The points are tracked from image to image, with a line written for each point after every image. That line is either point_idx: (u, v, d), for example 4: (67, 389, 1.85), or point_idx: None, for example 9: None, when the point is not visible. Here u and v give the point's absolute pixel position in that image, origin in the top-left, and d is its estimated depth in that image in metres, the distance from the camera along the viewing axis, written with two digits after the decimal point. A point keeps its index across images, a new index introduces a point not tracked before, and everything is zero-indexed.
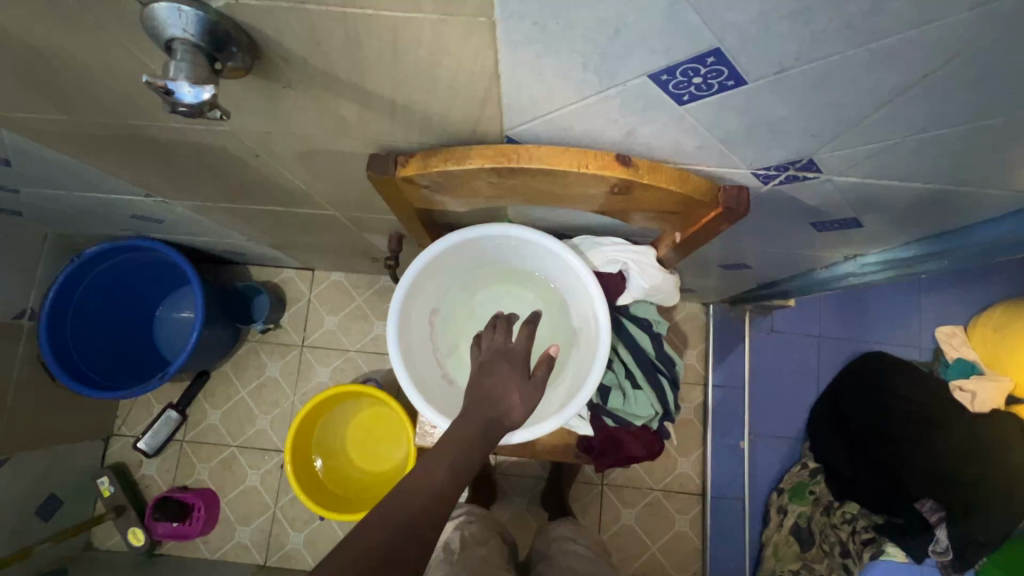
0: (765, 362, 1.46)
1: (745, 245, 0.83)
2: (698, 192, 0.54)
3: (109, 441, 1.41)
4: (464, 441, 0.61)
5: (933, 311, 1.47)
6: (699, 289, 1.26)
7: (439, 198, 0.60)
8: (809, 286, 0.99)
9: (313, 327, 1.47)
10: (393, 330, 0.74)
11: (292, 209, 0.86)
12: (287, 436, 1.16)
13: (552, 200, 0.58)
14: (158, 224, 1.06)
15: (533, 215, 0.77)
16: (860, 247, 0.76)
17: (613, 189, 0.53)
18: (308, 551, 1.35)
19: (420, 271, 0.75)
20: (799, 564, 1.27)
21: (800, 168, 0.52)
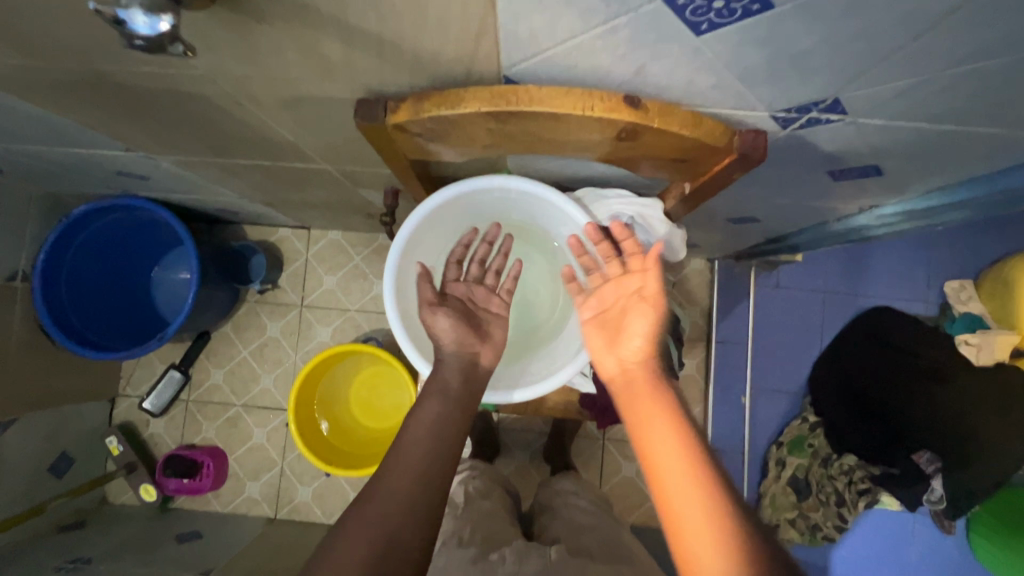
0: (770, 317, 1.45)
1: (755, 196, 0.79)
2: (713, 137, 0.50)
3: (115, 401, 1.42)
4: (464, 388, 0.65)
5: (943, 265, 1.44)
6: (705, 244, 1.23)
7: (433, 147, 0.56)
8: (821, 240, 0.96)
9: (312, 286, 1.45)
10: (391, 299, 0.72)
11: (282, 163, 0.82)
12: (290, 396, 1.16)
13: (554, 148, 0.54)
14: (144, 181, 1.02)
15: (534, 166, 0.73)
16: (878, 196, 0.73)
17: (621, 134, 0.49)
18: (317, 504, 1.39)
19: (412, 236, 0.72)
20: (794, 512, 1.32)
21: (823, 109, 0.47)
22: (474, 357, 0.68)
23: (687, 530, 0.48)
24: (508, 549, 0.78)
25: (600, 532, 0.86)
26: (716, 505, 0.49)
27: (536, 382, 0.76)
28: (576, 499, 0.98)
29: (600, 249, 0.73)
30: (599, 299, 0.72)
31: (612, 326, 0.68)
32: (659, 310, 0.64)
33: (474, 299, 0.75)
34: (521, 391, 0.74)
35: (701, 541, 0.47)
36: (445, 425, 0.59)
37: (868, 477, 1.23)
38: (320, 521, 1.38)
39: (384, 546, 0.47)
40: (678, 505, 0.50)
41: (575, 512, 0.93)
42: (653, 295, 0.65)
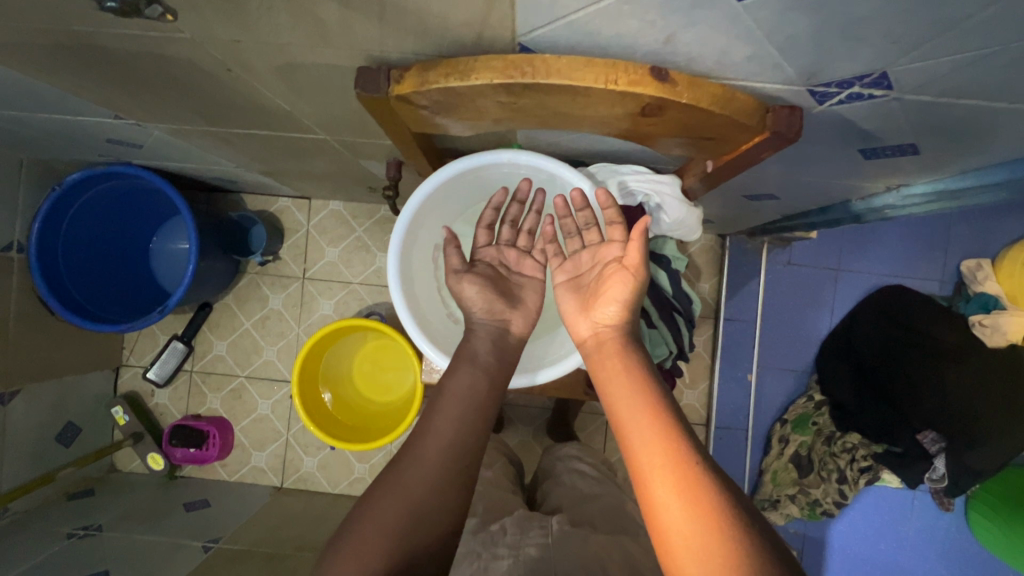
0: (780, 295, 1.42)
1: (777, 173, 0.75)
2: (744, 113, 0.46)
3: (119, 371, 1.43)
4: (497, 360, 0.63)
5: (960, 243, 1.40)
6: (716, 220, 1.19)
7: (439, 120, 0.53)
8: (840, 219, 0.92)
9: (314, 258, 1.43)
10: (397, 291, 0.67)
11: (279, 133, 0.78)
12: (294, 369, 1.15)
13: (568, 122, 0.50)
14: (137, 149, 0.98)
15: (545, 141, 0.68)
16: (907, 175, 0.69)
17: (644, 109, 0.45)
18: (322, 474, 1.40)
19: (412, 221, 0.67)
20: (796, 488, 1.30)
21: (867, 84, 0.43)
22: (506, 324, 0.65)
23: (660, 502, 0.45)
24: (508, 520, 0.77)
25: (605, 503, 0.86)
26: (692, 476, 0.45)
27: (557, 361, 0.74)
28: (581, 469, 0.98)
29: (579, 216, 0.68)
30: (578, 269, 0.67)
31: (587, 291, 0.64)
32: (637, 277, 0.59)
33: (505, 263, 0.70)
34: (544, 372, 0.73)
35: (676, 513, 0.44)
36: (477, 399, 0.58)
37: (870, 455, 1.21)
38: (326, 491, 1.40)
39: (412, 524, 0.48)
40: (651, 474, 0.46)
41: (580, 483, 0.92)
42: (631, 262, 0.59)
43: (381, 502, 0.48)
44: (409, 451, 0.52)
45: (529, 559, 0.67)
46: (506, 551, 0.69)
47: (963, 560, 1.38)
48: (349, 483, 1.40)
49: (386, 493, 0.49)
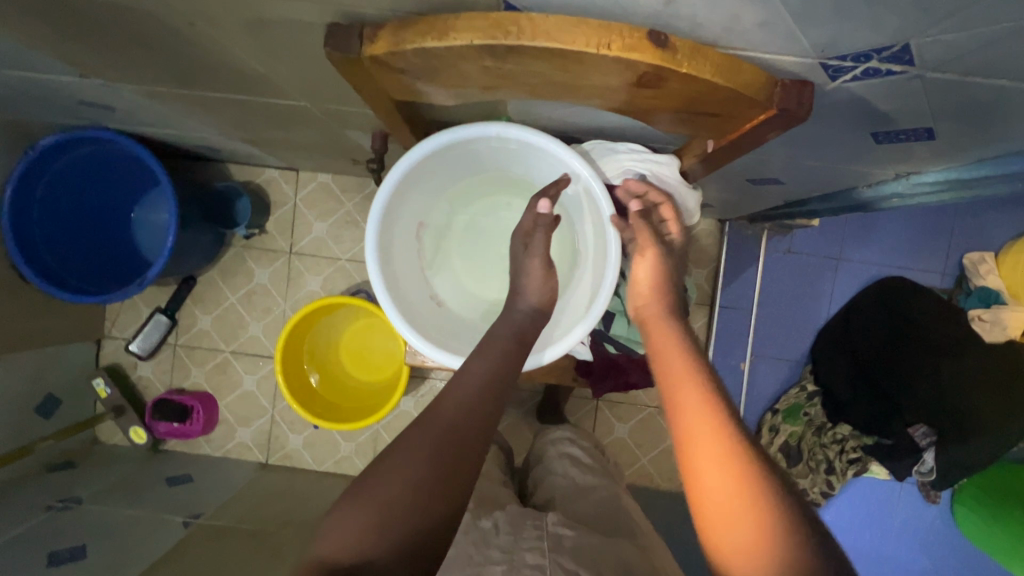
0: (778, 283, 1.38)
1: (782, 157, 0.71)
2: (750, 87, 0.42)
3: (101, 343, 1.40)
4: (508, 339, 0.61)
5: (965, 235, 1.36)
6: (716, 204, 1.15)
7: (421, 86, 0.48)
8: (844, 207, 0.89)
9: (301, 232, 1.38)
10: (378, 274, 0.62)
11: (256, 99, 0.73)
12: (278, 346, 1.12)
13: (561, 93, 0.46)
14: (110, 112, 0.93)
15: (538, 115, 0.64)
16: (918, 163, 0.65)
17: (641, 79, 0.41)
18: (307, 452, 1.39)
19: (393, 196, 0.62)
20: None
21: (886, 58, 0.39)
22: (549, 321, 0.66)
23: (699, 467, 0.47)
24: (502, 519, 0.74)
25: (595, 496, 0.84)
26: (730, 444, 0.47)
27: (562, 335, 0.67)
28: (569, 455, 0.96)
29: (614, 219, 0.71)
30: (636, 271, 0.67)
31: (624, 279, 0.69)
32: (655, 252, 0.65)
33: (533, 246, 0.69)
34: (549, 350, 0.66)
35: (715, 475, 0.46)
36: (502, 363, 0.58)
37: (859, 447, 1.20)
38: (310, 468, 1.39)
39: (441, 468, 0.47)
40: (693, 439, 0.48)
41: (570, 472, 0.90)
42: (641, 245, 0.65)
43: (392, 452, 0.49)
44: (426, 413, 0.52)
45: (527, 565, 0.63)
46: (501, 556, 0.65)
47: (946, 553, 1.39)
48: (335, 461, 1.39)
49: (396, 446, 0.49)
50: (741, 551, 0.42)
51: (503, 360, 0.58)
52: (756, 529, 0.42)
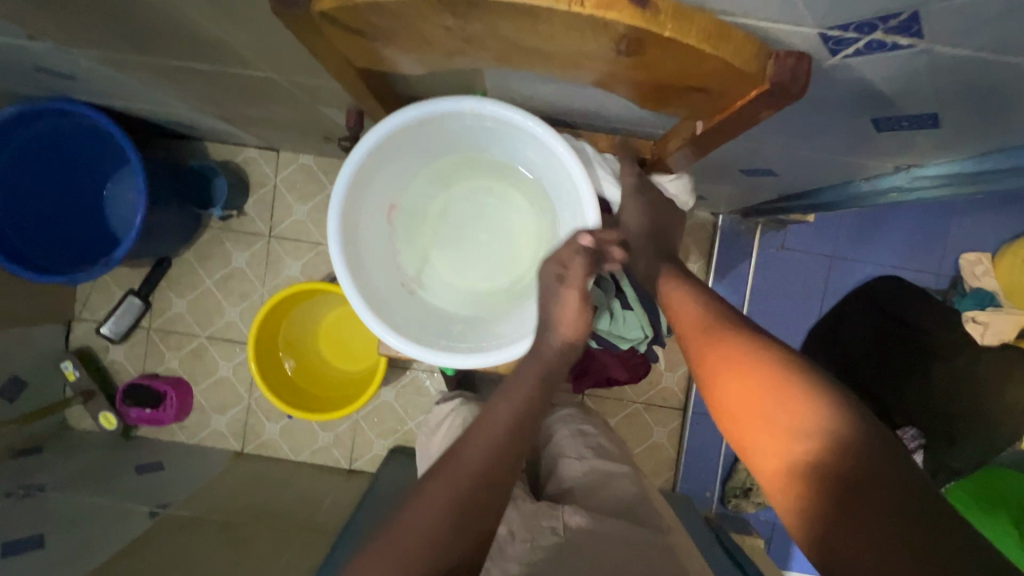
0: (771, 279, 1.35)
1: (778, 144, 0.67)
2: (740, 57, 0.38)
3: (72, 325, 1.35)
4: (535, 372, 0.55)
5: (962, 235, 1.33)
6: (709, 197, 1.11)
7: (384, 49, 0.44)
8: (841, 201, 0.85)
9: (281, 215, 1.33)
10: (338, 254, 0.58)
11: (220, 69, 0.69)
12: (250, 331, 1.08)
13: (534, 61, 0.42)
14: (71, 81, 0.87)
15: (517, 90, 0.59)
16: (921, 154, 0.61)
17: (621, 44, 0.37)
18: (284, 441, 1.35)
19: (357, 175, 0.58)
20: None
21: (892, 29, 0.35)
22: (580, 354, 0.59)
23: (730, 397, 0.48)
24: (513, 517, 0.70)
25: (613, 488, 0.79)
26: (756, 357, 0.48)
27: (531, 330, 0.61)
28: (584, 433, 0.92)
29: None
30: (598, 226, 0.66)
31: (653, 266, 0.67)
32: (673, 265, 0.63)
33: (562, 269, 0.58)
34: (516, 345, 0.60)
35: (748, 394, 0.47)
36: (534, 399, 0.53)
37: None
38: (286, 458, 1.35)
39: (462, 517, 0.44)
40: (718, 371, 0.50)
41: (585, 457, 0.86)
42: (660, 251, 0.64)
43: (414, 502, 0.45)
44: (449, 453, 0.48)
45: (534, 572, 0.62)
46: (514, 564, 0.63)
47: None
48: (312, 452, 1.35)
49: (420, 493, 0.45)
50: (794, 454, 0.43)
51: (531, 395, 0.53)
52: (801, 426, 0.43)
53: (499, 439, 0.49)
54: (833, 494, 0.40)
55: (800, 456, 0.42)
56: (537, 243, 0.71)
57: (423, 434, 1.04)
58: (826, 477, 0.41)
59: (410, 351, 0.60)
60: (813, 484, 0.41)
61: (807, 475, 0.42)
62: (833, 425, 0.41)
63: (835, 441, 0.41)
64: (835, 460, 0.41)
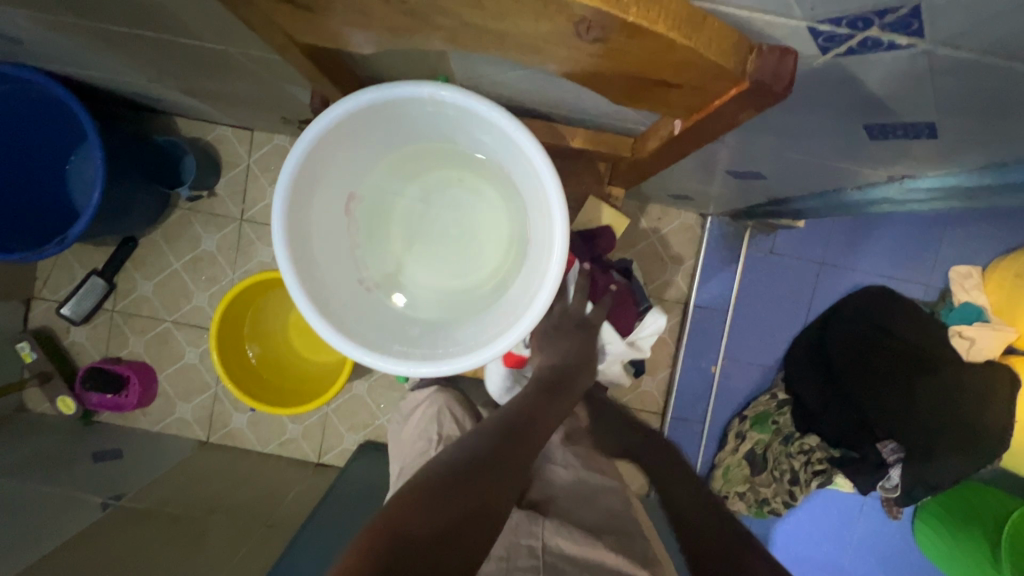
0: (756, 284, 1.31)
1: (765, 147, 0.63)
2: (717, 49, 0.34)
3: (31, 303, 1.29)
4: (553, 376, 0.72)
5: (953, 248, 1.30)
6: (695, 198, 1.07)
7: (324, 21, 0.39)
8: (830, 209, 0.81)
9: (253, 198, 1.28)
10: (281, 248, 0.53)
11: (169, 40, 0.63)
12: (213, 319, 1.03)
13: (488, 44, 0.38)
14: (17, 44, 0.81)
15: (484, 77, 0.55)
16: (915, 165, 0.58)
17: (581, 30, 0.33)
18: (251, 432, 1.31)
19: (306, 163, 0.53)
20: (746, 486, 1.26)
21: (889, 24, 0.31)
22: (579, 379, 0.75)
23: None
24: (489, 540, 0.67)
25: (586, 503, 0.77)
26: None
27: (491, 340, 0.56)
28: (559, 447, 0.88)
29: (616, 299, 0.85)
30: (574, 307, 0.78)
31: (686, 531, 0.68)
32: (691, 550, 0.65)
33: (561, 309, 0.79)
34: (469, 357, 0.55)
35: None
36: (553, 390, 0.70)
37: (825, 459, 1.16)
38: (253, 449, 1.31)
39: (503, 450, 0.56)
40: None
41: (573, 465, 0.84)
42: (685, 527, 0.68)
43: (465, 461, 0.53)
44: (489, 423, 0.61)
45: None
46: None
47: (904, 570, 1.36)
48: (280, 443, 1.31)
49: (470, 460, 0.53)
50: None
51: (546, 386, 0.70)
52: None
53: (519, 429, 0.61)
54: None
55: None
56: (507, 243, 0.66)
57: (394, 424, 0.99)
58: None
59: (358, 357, 0.56)
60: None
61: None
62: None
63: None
64: None
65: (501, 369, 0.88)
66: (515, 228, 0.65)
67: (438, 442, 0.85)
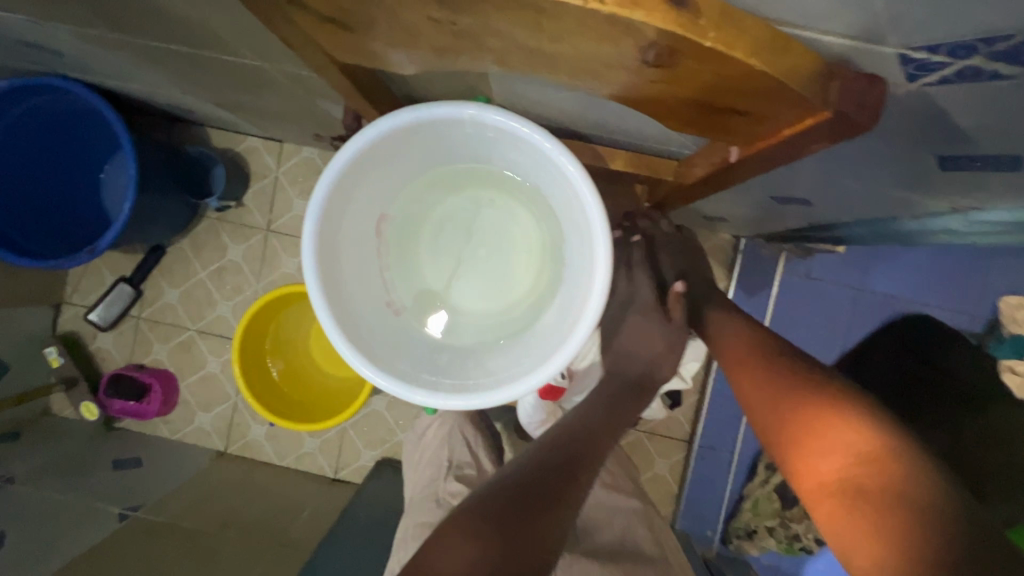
0: (792, 308, 1.24)
1: (818, 174, 0.59)
2: (796, 76, 0.31)
3: (61, 308, 1.31)
4: (615, 386, 0.68)
5: (1004, 277, 1.21)
6: (731, 219, 1.03)
7: (367, 41, 0.38)
8: (883, 235, 0.77)
9: (280, 209, 1.28)
10: (311, 269, 0.52)
11: (205, 55, 0.63)
12: (237, 328, 1.02)
13: (539, 67, 0.36)
14: (58, 56, 0.82)
15: (525, 96, 0.52)
16: (986, 198, 0.53)
17: (646, 53, 0.31)
18: (269, 444, 1.30)
19: (338, 184, 0.51)
20: (777, 521, 1.14)
21: (995, 55, 0.28)
22: (654, 372, 0.69)
23: (824, 464, 0.48)
24: None
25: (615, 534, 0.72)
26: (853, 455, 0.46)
27: (525, 373, 0.53)
28: None
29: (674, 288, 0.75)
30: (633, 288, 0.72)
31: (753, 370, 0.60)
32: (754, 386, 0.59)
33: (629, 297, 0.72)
34: (501, 390, 0.52)
35: (808, 424, 0.51)
36: (611, 408, 0.65)
37: None
38: (270, 461, 1.29)
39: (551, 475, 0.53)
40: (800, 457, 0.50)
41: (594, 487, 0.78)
42: (753, 369, 0.60)
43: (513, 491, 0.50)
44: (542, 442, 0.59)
45: None
46: None
47: None
48: (297, 456, 1.29)
49: (519, 488, 0.51)
50: (846, 468, 0.46)
51: (612, 402, 0.66)
52: (881, 489, 0.43)
53: (573, 453, 0.57)
54: (903, 509, 0.41)
55: (863, 475, 0.45)
56: (540, 267, 0.64)
57: (410, 438, 0.96)
58: (892, 494, 0.42)
59: (385, 386, 0.53)
60: (888, 498, 0.42)
61: (873, 495, 0.43)
62: (892, 448, 0.45)
63: (904, 457, 0.44)
64: (913, 483, 0.42)
65: (533, 400, 0.85)
66: (550, 252, 0.63)
67: (448, 470, 0.82)
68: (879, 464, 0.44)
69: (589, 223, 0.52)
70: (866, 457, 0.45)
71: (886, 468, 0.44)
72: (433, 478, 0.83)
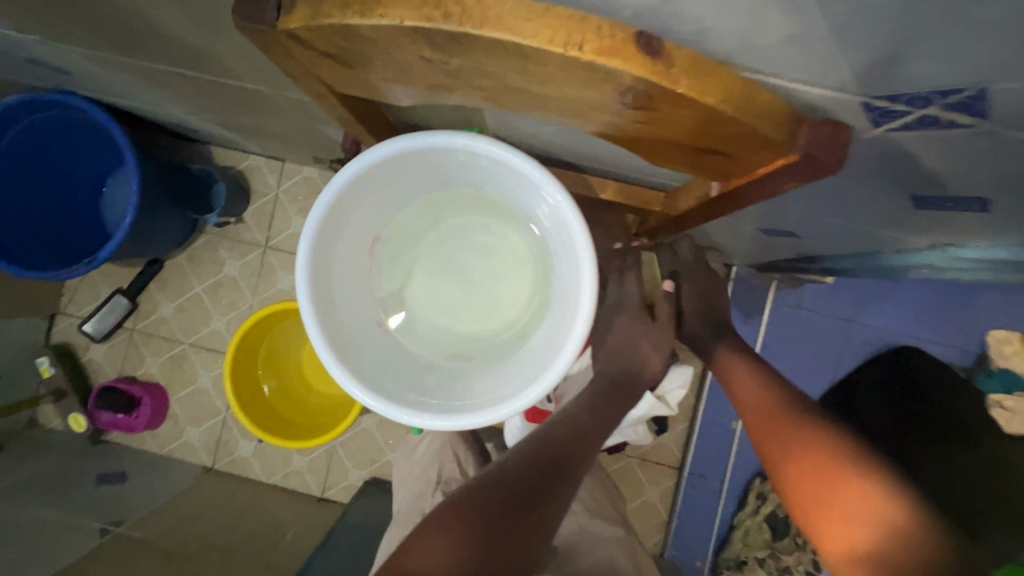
0: (782, 338, 1.25)
1: (800, 208, 0.61)
2: (764, 121, 0.33)
3: (55, 319, 1.31)
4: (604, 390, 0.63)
5: (989, 312, 1.23)
6: (721, 248, 1.05)
7: (364, 75, 0.40)
8: (865, 269, 0.79)
9: (279, 227, 1.30)
10: (304, 284, 0.53)
11: (210, 79, 0.65)
12: (231, 342, 1.03)
13: (527, 105, 0.38)
14: (68, 75, 0.85)
15: (518, 128, 0.54)
16: (959, 236, 0.55)
17: (625, 97, 0.33)
18: (257, 462, 1.29)
19: (335, 206, 0.53)
20: (766, 552, 1.09)
21: (952, 105, 0.29)
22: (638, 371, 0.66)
23: (845, 533, 0.46)
24: None
25: (597, 558, 0.72)
26: (878, 530, 0.44)
27: (511, 396, 0.54)
28: None
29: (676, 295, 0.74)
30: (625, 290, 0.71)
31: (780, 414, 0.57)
32: (780, 431, 0.56)
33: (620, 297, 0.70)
34: (486, 411, 0.53)
35: (835, 486, 0.49)
36: (600, 400, 0.62)
37: None
38: (257, 479, 1.28)
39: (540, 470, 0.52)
40: (820, 522, 0.49)
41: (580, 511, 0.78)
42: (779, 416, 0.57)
43: (501, 490, 0.49)
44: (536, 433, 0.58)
45: None
46: None
47: None
48: (284, 475, 1.28)
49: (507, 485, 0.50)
50: (871, 544, 0.44)
51: (602, 403, 0.62)
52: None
53: (565, 447, 0.56)
54: None
55: (884, 552, 0.43)
56: (530, 291, 0.65)
57: (400, 454, 0.96)
58: (887, 565, 0.43)
59: (372, 404, 0.54)
60: None
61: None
62: (924, 529, 0.43)
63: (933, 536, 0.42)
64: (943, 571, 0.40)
65: (522, 422, 0.85)
66: (540, 276, 0.64)
67: (436, 485, 0.82)
68: (907, 543, 0.42)
69: (575, 249, 0.53)
70: (888, 532, 0.44)
71: (909, 548, 0.42)
72: (421, 493, 0.83)
